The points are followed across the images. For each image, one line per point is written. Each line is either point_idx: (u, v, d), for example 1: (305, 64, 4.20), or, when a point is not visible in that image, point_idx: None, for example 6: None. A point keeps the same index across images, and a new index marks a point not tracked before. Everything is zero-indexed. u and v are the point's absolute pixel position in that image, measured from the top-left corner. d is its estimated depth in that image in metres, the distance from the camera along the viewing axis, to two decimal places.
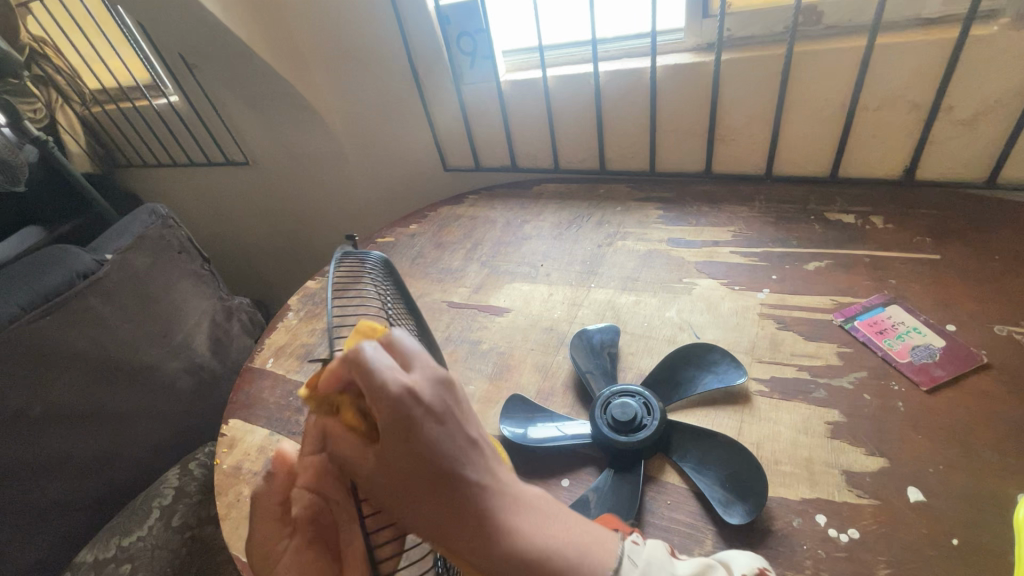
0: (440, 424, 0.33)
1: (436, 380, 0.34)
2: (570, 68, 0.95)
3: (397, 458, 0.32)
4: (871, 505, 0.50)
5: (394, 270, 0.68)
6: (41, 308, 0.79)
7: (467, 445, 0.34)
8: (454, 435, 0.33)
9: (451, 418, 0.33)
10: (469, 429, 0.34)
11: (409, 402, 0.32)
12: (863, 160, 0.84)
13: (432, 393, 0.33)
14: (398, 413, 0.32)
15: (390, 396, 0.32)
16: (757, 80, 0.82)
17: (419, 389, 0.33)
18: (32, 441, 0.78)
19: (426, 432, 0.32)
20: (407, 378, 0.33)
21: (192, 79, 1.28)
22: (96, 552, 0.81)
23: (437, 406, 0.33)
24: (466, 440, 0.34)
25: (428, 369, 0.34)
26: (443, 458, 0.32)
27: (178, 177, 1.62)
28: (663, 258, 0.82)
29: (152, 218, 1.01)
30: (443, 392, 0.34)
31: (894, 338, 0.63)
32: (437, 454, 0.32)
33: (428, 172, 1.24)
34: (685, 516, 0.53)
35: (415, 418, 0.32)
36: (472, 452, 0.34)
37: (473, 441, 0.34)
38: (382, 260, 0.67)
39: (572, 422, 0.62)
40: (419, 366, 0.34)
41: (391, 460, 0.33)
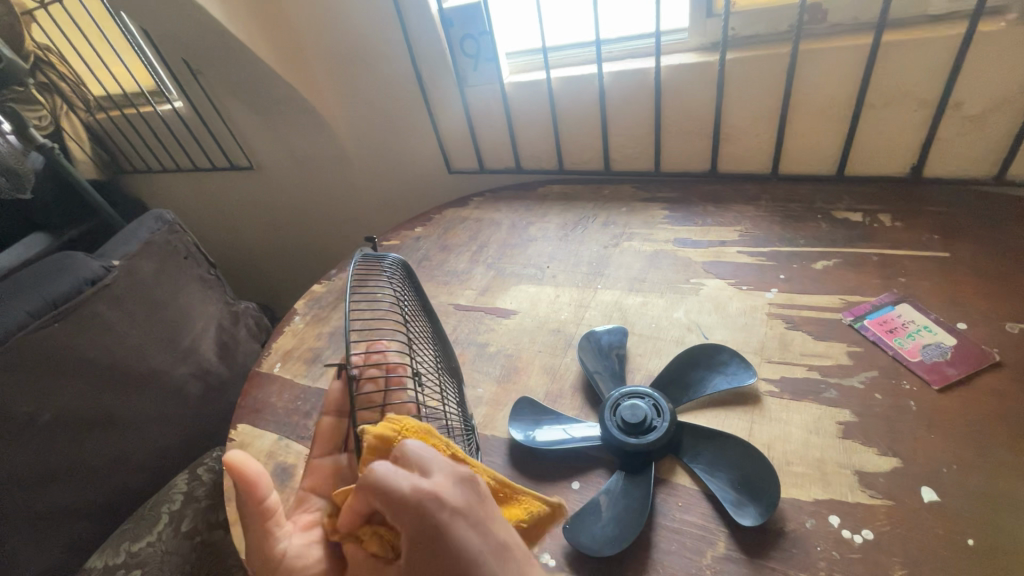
0: (464, 527, 0.33)
1: (458, 486, 0.35)
2: (574, 69, 0.95)
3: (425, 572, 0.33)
4: (885, 506, 0.50)
5: (410, 271, 0.67)
6: (48, 315, 0.79)
7: (493, 551, 0.33)
8: (479, 538, 0.34)
9: (475, 523, 0.34)
10: (496, 529, 0.35)
11: (430, 511, 0.33)
12: (870, 158, 0.83)
13: (454, 496, 0.35)
14: (421, 524, 0.33)
15: (410, 506, 0.33)
16: (762, 78, 0.82)
17: (441, 496, 0.34)
18: (42, 448, 0.78)
19: (451, 539, 0.33)
20: (427, 483, 0.35)
21: (196, 85, 1.28)
22: (106, 557, 0.81)
23: (460, 509, 0.34)
24: (494, 543, 0.34)
25: (447, 473, 0.36)
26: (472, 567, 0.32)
27: (183, 182, 1.63)
28: (669, 258, 0.82)
29: (159, 224, 1.02)
30: (465, 497, 0.35)
31: (904, 337, 0.63)
32: (463, 564, 0.32)
33: (432, 174, 1.24)
34: (697, 518, 0.52)
35: (438, 525, 0.33)
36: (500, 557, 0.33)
37: (500, 544, 0.34)
38: (399, 261, 0.65)
39: (581, 424, 0.62)
40: (436, 471, 0.36)
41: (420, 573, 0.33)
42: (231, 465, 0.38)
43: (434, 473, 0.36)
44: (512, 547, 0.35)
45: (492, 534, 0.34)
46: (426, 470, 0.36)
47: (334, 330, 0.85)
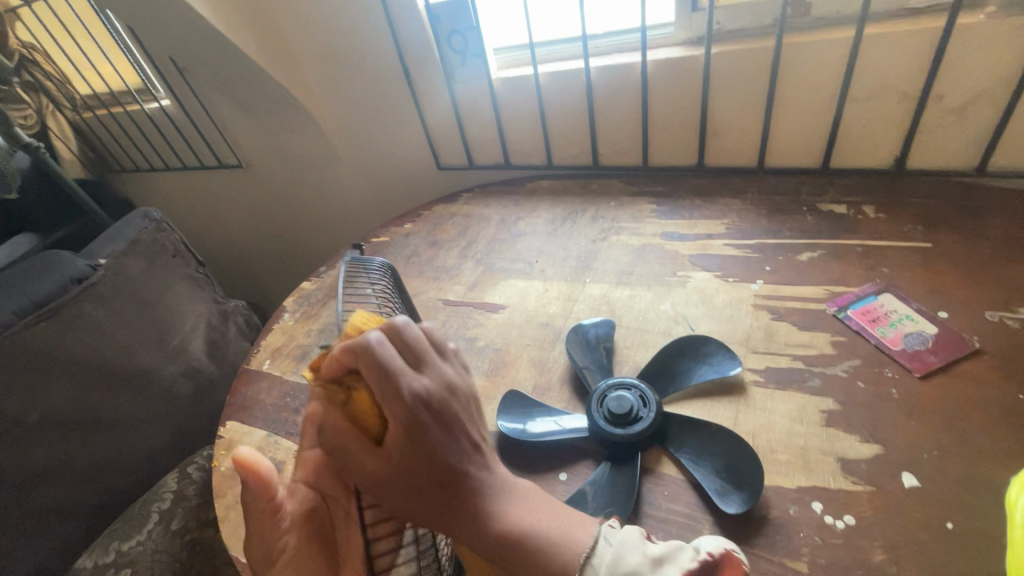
0: (441, 424, 0.40)
1: (442, 381, 0.42)
2: (561, 64, 0.95)
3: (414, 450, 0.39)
4: (866, 492, 0.50)
5: (398, 278, 0.69)
6: (36, 315, 0.80)
7: (469, 440, 0.42)
8: (459, 434, 0.41)
9: (458, 418, 0.42)
10: (471, 423, 0.43)
11: (422, 404, 0.40)
12: (854, 150, 0.84)
13: (439, 396, 0.41)
14: (415, 414, 0.39)
15: (409, 393, 0.40)
16: (747, 72, 0.82)
17: (428, 394, 0.40)
18: (29, 449, 0.78)
19: (437, 433, 0.40)
20: (420, 386, 0.40)
21: (184, 83, 1.28)
22: (95, 557, 0.81)
23: (444, 407, 0.41)
24: (469, 438, 0.42)
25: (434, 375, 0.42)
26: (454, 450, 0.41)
27: (171, 181, 1.62)
28: (657, 252, 0.83)
29: (146, 222, 1.02)
30: (449, 393, 0.42)
31: (887, 326, 0.63)
32: (445, 453, 0.40)
33: (421, 170, 1.24)
34: (683, 507, 0.53)
35: (429, 417, 0.40)
36: (476, 444, 0.42)
37: (476, 440, 0.43)
38: (386, 265, 0.69)
39: (569, 416, 0.62)
40: (428, 370, 0.42)
41: (410, 454, 0.39)
42: (244, 462, 0.40)
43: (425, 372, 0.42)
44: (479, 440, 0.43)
45: (467, 428, 0.42)
46: (420, 364, 0.42)
47: (323, 326, 0.85)
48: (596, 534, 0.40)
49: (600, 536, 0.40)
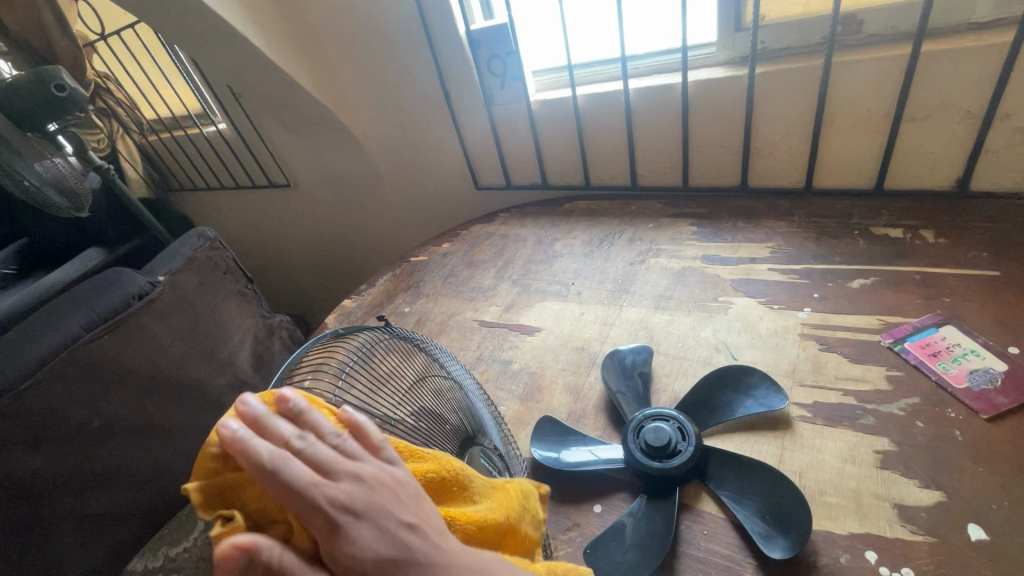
0: (366, 528, 0.31)
1: (358, 480, 0.32)
2: (600, 86, 0.95)
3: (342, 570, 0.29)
4: (927, 543, 0.47)
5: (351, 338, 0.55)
6: (101, 327, 0.84)
7: (400, 529, 0.32)
8: (383, 530, 0.31)
9: (381, 518, 0.32)
10: (403, 514, 0.33)
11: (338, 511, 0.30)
12: (910, 171, 0.80)
13: (362, 497, 0.32)
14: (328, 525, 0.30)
15: (322, 509, 0.30)
16: (793, 92, 0.80)
17: (344, 497, 0.31)
18: (90, 454, 0.81)
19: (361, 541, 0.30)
20: (334, 490, 0.31)
21: (239, 108, 1.35)
22: (146, 561, 0.82)
23: (362, 505, 0.31)
24: (399, 524, 0.32)
25: (344, 475, 0.32)
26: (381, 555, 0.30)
27: (225, 199, 1.70)
28: (697, 276, 0.81)
29: (201, 241, 1.07)
30: (372, 494, 0.32)
31: (949, 361, 0.59)
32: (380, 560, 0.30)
33: (459, 189, 1.26)
34: (723, 548, 0.51)
35: (346, 520, 0.30)
36: (412, 537, 0.32)
37: (410, 525, 0.32)
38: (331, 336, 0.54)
39: (604, 446, 0.61)
40: (345, 468, 0.33)
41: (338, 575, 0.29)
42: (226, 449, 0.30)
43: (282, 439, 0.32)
44: (377, 486, 0.33)
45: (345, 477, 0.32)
46: (323, 468, 0.32)
47: None
48: None
49: None
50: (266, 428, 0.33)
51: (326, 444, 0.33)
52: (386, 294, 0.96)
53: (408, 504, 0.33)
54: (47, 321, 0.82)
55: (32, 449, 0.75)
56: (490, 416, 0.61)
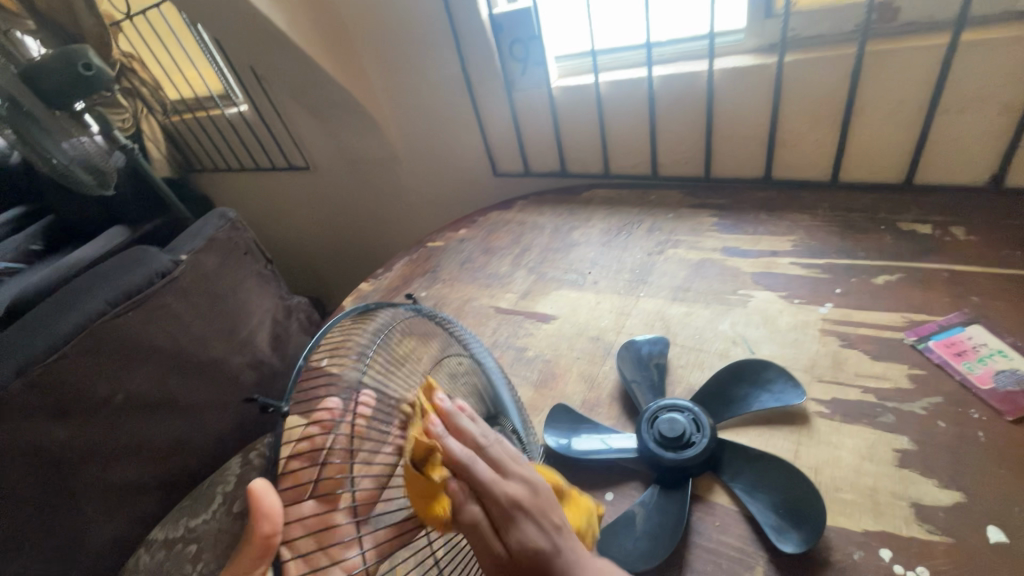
0: (532, 526, 0.37)
1: (522, 483, 0.38)
2: (623, 72, 0.93)
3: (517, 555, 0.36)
4: (944, 543, 0.46)
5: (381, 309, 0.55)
6: (125, 304, 0.85)
7: (554, 532, 0.38)
8: (543, 529, 0.37)
9: (544, 518, 0.38)
10: (554, 516, 0.39)
11: (516, 508, 0.36)
12: (942, 166, 0.77)
13: (531, 498, 0.38)
14: (507, 519, 0.36)
15: (502, 503, 0.36)
16: (824, 82, 0.78)
17: (518, 497, 0.37)
18: (114, 427, 0.83)
19: (533, 533, 0.36)
20: (512, 489, 0.37)
21: (261, 89, 1.35)
22: (167, 531, 0.85)
23: (532, 506, 0.37)
24: (553, 526, 0.38)
25: (518, 477, 0.39)
26: (545, 549, 0.37)
27: (245, 181, 1.72)
28: (717, 268, 0.80)
29: (222, 221, 1.09)
30: (537, 497, 0.38)
31: (974, 361, 0.58)
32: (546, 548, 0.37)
33: (477, 176, 1.25)
34: (735, 539, 0.51)
35: (521, 517, 0.37)
36: (560, 537, 0.38)
37: (559, 528, 0.39)
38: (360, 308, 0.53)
39: (618, 435, 0.61)
40: (512, 473, 0.39)
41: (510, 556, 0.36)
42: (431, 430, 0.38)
43: (468, 438, 0.40)
44: (537, 491, 0.39)
45: (514, 477, 0.38)
46: (502, 467, 0.39)
47: None
48: None
49: None
50: (459, 429, 0.40)
51: (499, 447, 0.40)
52: (403, 278, 0.96)
53: (556, 508, 0.40)
54: (74, 298, 0.84)
55: (60, 420, 0.77)
56: (513, 400, 0.62)
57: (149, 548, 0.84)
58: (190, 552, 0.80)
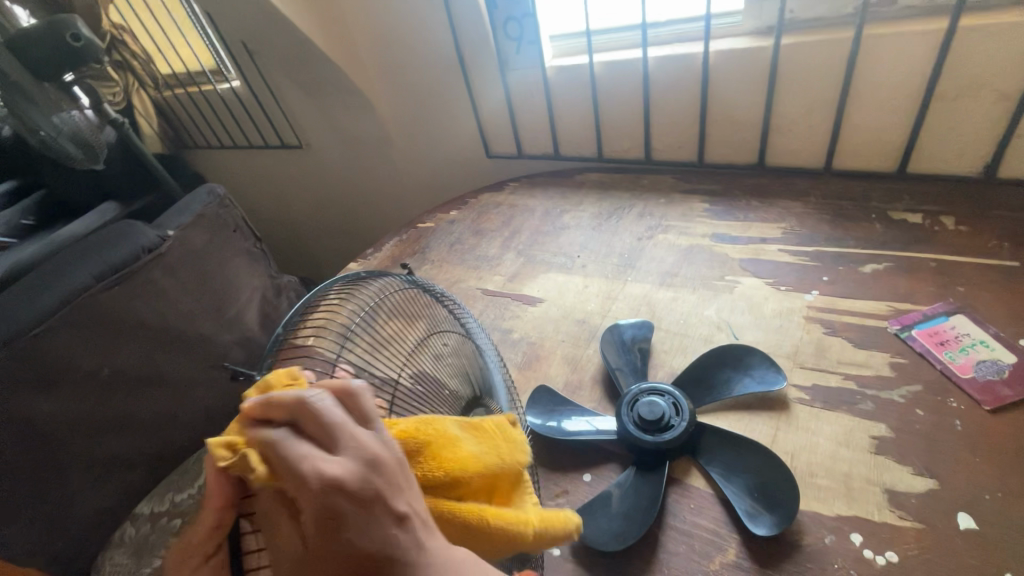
0: (359, 515, 0.26)
1: (356, 456, 0.27)
2: (618, 53, 0.92)
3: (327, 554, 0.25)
4: (914, 529, 0.46)
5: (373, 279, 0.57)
6: (110, 279, 0.84)
7: (393, 524, 0.26)
8: (375, 519, 0.26)
9: (384, 504, 0.26)
10: (397, 501, 0.27)
11: (331, 496, 0.26)
12: (935, 155, 0.77)
13: (356, 476, 0.26)
14: (320, 508, 0.26)
15: (311, 487, 0.26)
16: (819, 66, 0.77)
17: (335, 478, 0.26)
18: (99, 401, 0.83)
19: (355, 528, 0.25)
20: (327, 468, 0.26)
21: (252, 64, 1.33)
22: (153, 505, 0.86)
23: (360, 490, 0.26)
24: (391, 517, 0.26)
25: (350, 447, 0.27)
26: (375, 548, 0.25)
27: (238, 159, 1.70)
28: (705, 254, 0.79)
29: (211, 197, 1.07)
30: (369, 473, 0.27)
31: (956, 350, 0.58)
32: (372, 544, 0.25)
33: (471, 158, 1.24)
34: (708, 522, 0.51)
35: (340, 508, 0.26)
36: (403, 531, 0.26)
37: (402, 518, 0.27)
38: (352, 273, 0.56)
39: (603, 417, 0.61)
40: (342, 443, 0.28)
41: (317, 555, 0.26)
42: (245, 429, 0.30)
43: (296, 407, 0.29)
44: (378, 467, 0.27)
45: (345, 450, 0.27)
46: (331, 435, 0.28)
47: None
48: None
49: None
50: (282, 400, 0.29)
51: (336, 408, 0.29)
52: (391, 258, 0.96)
53: (411, 490, 0.28)
54: (60, 269, 0.84)
55: (44, 392, 0.77)
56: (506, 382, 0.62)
57: (134, 521, 0.84)
58: (175, 526, 0.81)
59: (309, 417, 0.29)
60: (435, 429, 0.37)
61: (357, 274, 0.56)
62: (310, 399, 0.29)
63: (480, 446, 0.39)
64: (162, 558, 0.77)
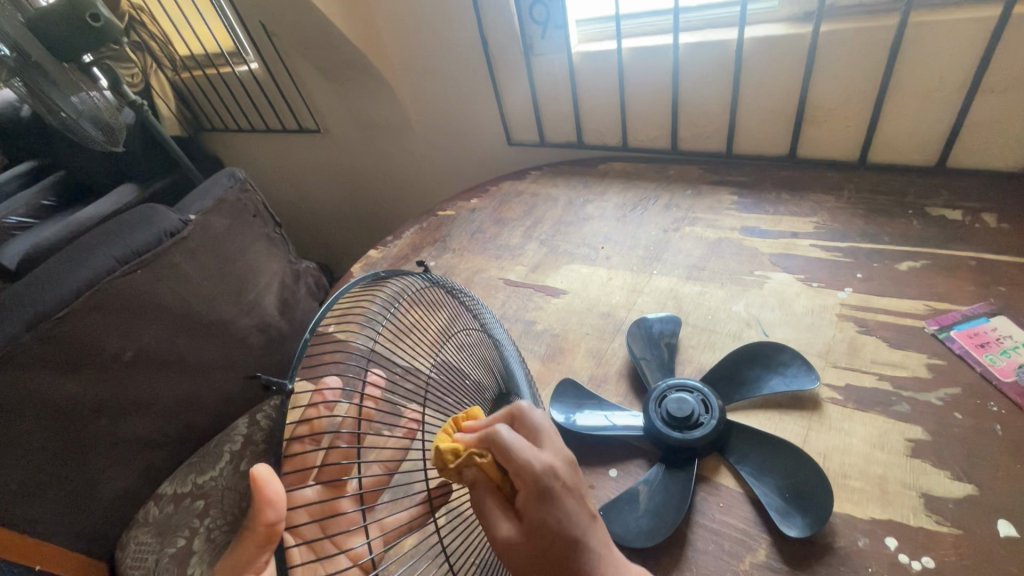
0: (567, 499, 0.33)
1: (560, 458, 0.36)
2: (647, 39, 0.89)
3: (539, 529, 0.32)
4: (951, 535, 0.45)
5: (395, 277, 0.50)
6: (134, 263, 0.85)
7: (585, 515, 0.34)
8: (576, 508, 0.34)
9: (580, 496, 0.35)
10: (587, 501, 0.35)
11: (551, 476, 0.33)
12: (978, 149, 0.74)
13: (565, 469, 0.35)
14: (541, 487, 0.32)
15: (535, 468, 0.33)
16: (858, 53, 0.74)
17: (554, 466, 0.34)
18: (123, 382, 0.84)
19: (562, 505, 0.33)
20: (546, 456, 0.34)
21: (271, 46, 1.31)
22: (176, 486, 0.86)
23: (568, 479, 0.34)
24: (584, 511, 0.34)
25: (554, 449, 0.36)
26: (574, 534, 0.33)
27: (255, 142, 1.70)
28: (734, 247, 0.78)
29: (232, 181, 1.08)
30: (570, 473, 0.35)
31: (997, 353, 0.56)
32: (571, 524, 0.33)
33: (492, 145, 1.23)
34: (738, 521, 0.51)
35: (554, 490, 0.33)
36: (589, 524, 0.34)
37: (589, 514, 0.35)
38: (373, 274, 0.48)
39: (622, 412, 0.61)
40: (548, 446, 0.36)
41: (531, 527, 0.32)
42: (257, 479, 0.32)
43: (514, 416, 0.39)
44: (574, 471, 0.35)
45: (552, 451, 0.36)
46: (538, 436, 0.37)
47: None
48: None
49: None
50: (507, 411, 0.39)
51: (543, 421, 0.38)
52: (412, 246, 0.95)
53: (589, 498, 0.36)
54: (83, 253, 0.84)
55: (70, 372, 0.78)
56: (524, 375, 0.62)
57: (157, 502, 0.85)
58: (199, 507, 0.82)
59: (522, 424, 0.38)
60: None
61: (378, 274, 0.49)
62: (525, 409, 0.39)
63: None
64: (185, 539, 0.78)
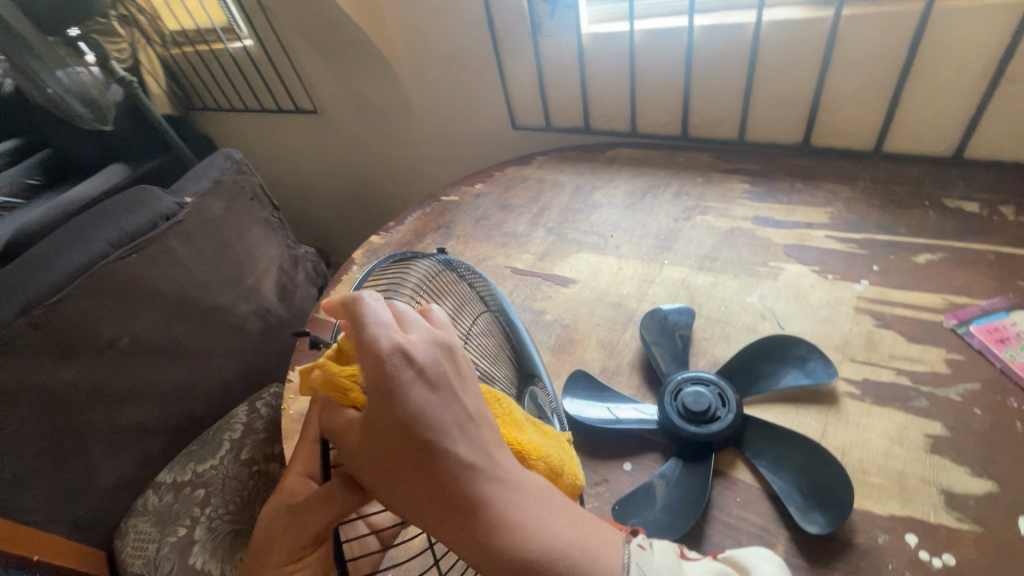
0: (422, 389, 0.31)
1: (427, 346, 0.33)
2: (660, 21, 0.87)
3: (385, 427, 0.31)
4: (972, 532, 0.45)
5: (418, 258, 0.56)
6: (129, 247, 0.82)
7: (456, 412, 0.32)
8: (441, 405, 0.32)
9: (442, 388, 0.32)
10: (459, 397, 0.33)
11: (396, 367, 0.31)
12: (997, 140, 0.73)
13: (424, 354, 0.32)
14: (387, 379, 0.31)
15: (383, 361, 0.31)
16: (880, 39, 0.72)
17: (409, 358, 0.32)
18: (121, 369, 0.82)
19: (410, 396, 0.31)
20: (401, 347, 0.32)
21: (266, 22, 1.26)
22: (174, 474, 0.85)
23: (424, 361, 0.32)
24: (451, 404, 0.32)
25: (424, 341, 0.33)
26: (427, 431, 0.31)
27: (249, 122, 1.65)
28: (746, 237, 0.76)
29: (228, 163, 1.04)
30: (437, 363, 0.33)
31: (1017, 349, 0.56)
32: (423, 419, 0.31)
33: (495, 128, 1.20)
34: (756, 517, 0.50)
35: (403, 383, 0.31)
36: (462, 422, 0.32)
37: (462, 411, 0.32)
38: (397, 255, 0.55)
39: (625, 406, 0.60)
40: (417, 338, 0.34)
41: (375, 424, 0.31)
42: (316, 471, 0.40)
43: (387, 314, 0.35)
44: (442, 363, 0.33)
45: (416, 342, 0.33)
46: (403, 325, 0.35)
47: None
48: (627, 562, 0.32)
49: (633, 564, 0.32)
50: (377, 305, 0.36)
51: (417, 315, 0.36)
52: (415, 233, 0.93)
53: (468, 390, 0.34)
54: (77, 238, 0.82)
55: (67, 359, 0.76)
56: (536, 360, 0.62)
57: (156, 490, 0.83)
58: (199, 496, 0.80)
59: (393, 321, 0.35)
60: (504, 410, 0.40)
61: (401, 255, 0.55)
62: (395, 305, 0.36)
63: (541, 439, 0.41)
64: (186, 527, 0.77)
